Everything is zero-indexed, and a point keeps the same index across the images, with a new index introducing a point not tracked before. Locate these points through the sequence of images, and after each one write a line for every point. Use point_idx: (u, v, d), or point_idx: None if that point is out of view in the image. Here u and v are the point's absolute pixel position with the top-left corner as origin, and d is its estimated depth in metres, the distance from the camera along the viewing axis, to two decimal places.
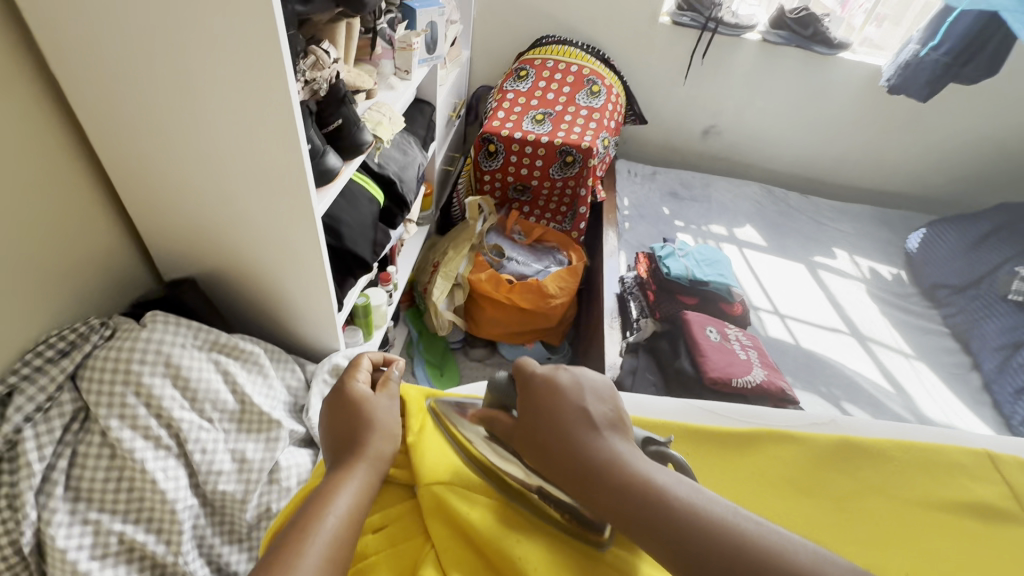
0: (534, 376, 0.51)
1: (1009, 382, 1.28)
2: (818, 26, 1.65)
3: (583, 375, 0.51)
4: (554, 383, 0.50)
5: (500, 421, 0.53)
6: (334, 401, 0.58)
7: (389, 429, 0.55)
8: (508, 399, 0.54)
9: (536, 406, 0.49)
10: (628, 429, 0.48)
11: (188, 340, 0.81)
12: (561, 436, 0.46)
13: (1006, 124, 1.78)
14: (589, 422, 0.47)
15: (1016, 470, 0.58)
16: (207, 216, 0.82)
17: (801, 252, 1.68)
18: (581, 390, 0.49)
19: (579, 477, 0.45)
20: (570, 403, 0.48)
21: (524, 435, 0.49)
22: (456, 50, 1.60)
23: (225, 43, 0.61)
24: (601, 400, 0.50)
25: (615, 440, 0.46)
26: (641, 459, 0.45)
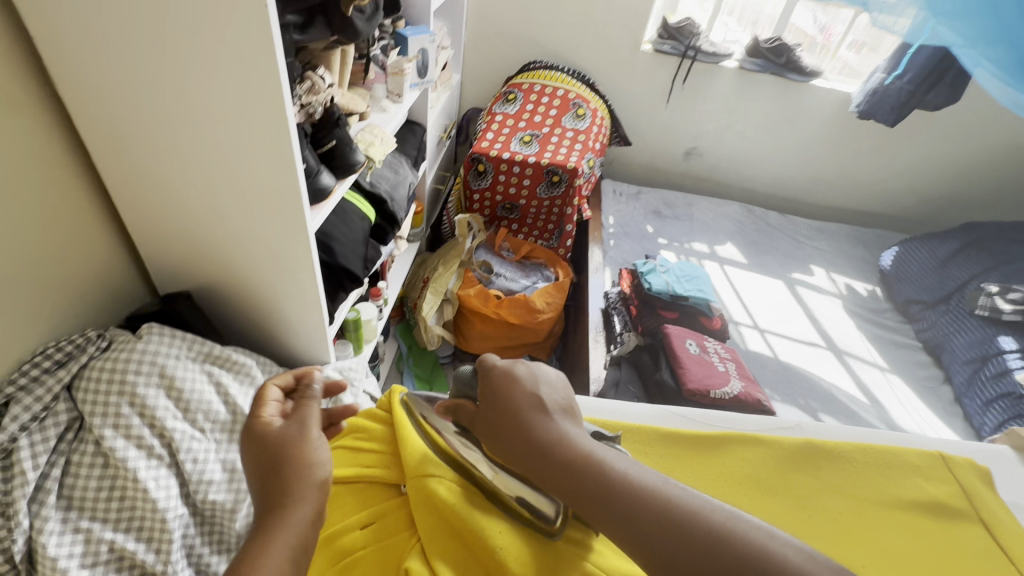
0: (494, 370, 0.57)
1: (979, 394, 1.33)
2: (790, 54, 1.73)
3: (540, 369, 0.56)
4: (510, 373, 0.55)
5: (462, 409, 0.58)
6: (254, 438, 0.58)
7: (313, 459, 0.55)
8: (470, 390, 0.60)
9: (495, 394, 0.54)
10: (579, 414, 0.52)
11: (181, 352, 0.83)
12: (514, 420, 0.51)
13: (971, 148, 1.87)
14: (541, 407, 0.52)
15: (964, 469, 0.62)
16: (204, 231, 0.85)
17: (780, 269, 1.74)
18: (536, 380, 0.54)
19: (529, 455, 0.49)
20: (523, 390, 0.53)
21: (483, 422, 0.54)
22: (446, 74, 1.66)
23: (228, 69, 0.66)
24: (553, 390, 0.54)
25: (564, 423, 0.51)
26: (588, 439, 0.49)
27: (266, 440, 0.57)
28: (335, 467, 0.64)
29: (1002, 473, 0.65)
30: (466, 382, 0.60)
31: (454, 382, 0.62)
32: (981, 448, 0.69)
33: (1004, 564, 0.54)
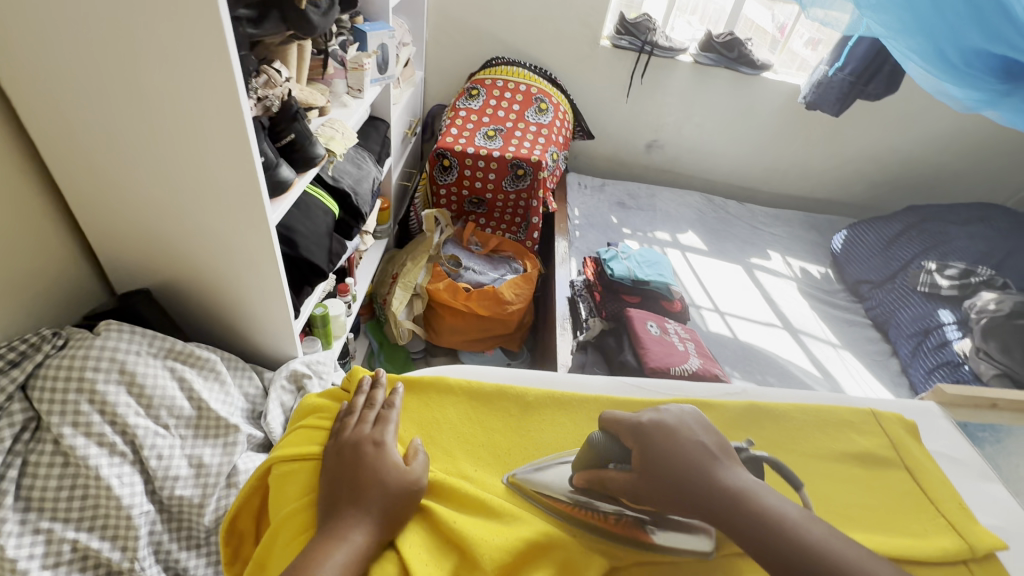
0: (643, 423, 0.55)
1: (922, 364, 1.43)
2: (741, 49, 1.80)
3: (681, 414, 0.56)
4: (665, 425, 0.54)
5: (612, 480, 0.54)
6: (347, 441, 0.54)
7: (396, 488, 0.51)
8: (609, 454, 0.56)
9: (656, 452, 0.53)
10: (737, 458, 0.53)
11: (143, 348, 0.82)
12: (700, 479, 0.50)
13: (910, 137, 1.99)
14: (711, 456, 0.52)
15: (893, 423, 0.67)
16: (161, 226, 0.84)
17: (740, 255, 1.81)
18: (688, 428, 0.54)
19: (715, 513, 0.48)
20: (687, 440, 0.53)
21: (656, 489, 0.51)
22: (409, 71, 1.69)
23: (181, 61, 0.66)
24: (704, 431, 0.55)
25: (734, 470, 0.51)
26: (767, 493, 0.49)
27: (356, 443, 0.54)
28: (289, 446, 0.57)
29: (928, 427, 0.71)
30: (600, 448, 0.56)
31: (588, 450, 0.57)
32: (910, 404, 0.74)
33: (925, 503, 0.60)
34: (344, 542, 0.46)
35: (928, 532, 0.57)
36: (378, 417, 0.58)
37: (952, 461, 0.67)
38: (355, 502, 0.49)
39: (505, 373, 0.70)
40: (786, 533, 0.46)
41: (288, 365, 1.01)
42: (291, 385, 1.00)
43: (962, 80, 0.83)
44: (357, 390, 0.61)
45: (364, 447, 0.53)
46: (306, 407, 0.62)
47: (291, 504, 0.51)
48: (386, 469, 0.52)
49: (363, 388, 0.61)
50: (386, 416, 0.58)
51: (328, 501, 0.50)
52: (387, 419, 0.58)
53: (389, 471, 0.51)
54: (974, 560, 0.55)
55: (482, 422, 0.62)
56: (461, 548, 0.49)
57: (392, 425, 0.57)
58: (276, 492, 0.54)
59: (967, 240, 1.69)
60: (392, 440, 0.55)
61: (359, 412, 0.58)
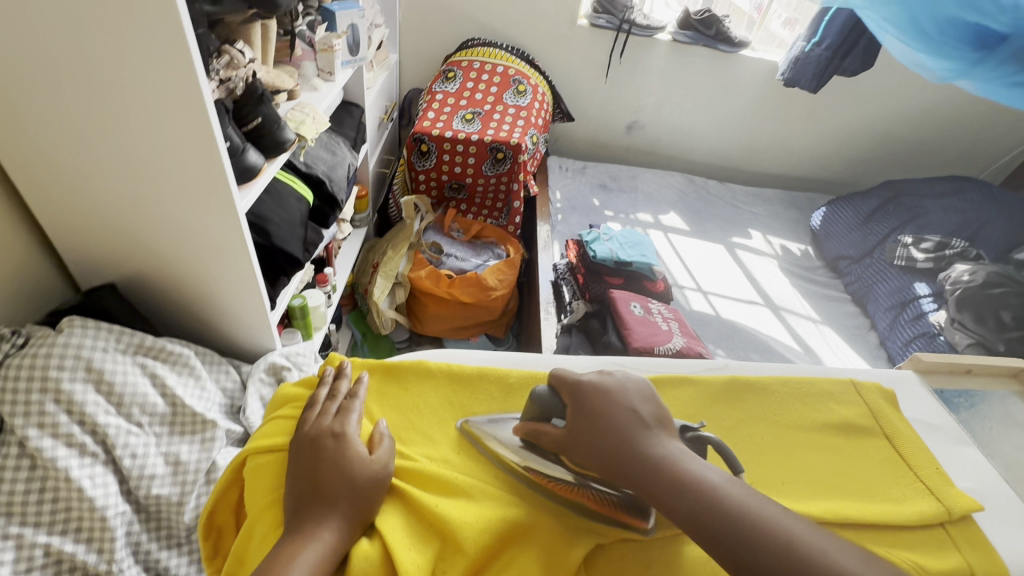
0: (583, 382, 0.54)
1: (900, 336, 1.46)
2: (720, 26, 1.78)
3: (626, 380, 0.55)
4: (602, 387, 0.54)
5: (545, 435, 0.54)
6: (305, 439, 0.51)
7: (365, 480, 0.49)
8: (548, 412, 0.55)
9: (590, 411, 0.52)
10: (673, 428, 0.52)
11: (110, 344, 0.79)
12: (625, 441, 0.49)
13: (886, 112, 2.00)
14: (641, 423, 0.51)
15: (872, 392, 0.68)
16: (123, 218, 0.81)
17: (721, 234, 1.82)
18: (625, 394, 0.53)
19: (640, 476, 0.47)
20: (621, 405, 0.52)
21: (579, 444, 0.51)
22: (383, 54, 1.64)
23: (130, 41, 0.62)
24: (645, 399, 0.53)
25: (665, 439, 0.50)
26: (689, 457, 0.48)
27: (316, 439, 0.51)
28: (258, 438, 0.55)
29: (906, 395, 0.72)
30: (541, 403, 0.55)
31: (534, 403, 0.56)
32: (888, 373, 0.75)
33: (905, 470, 0.61)
34: (315, 542, 0.44)
35: (907, 497, 0.58)
36: (341, 409, 0.55)
37: (929, 428, 0.68)
38: (319, 498, 0.47)
39: (485, 357, 0.68)
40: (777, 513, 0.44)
41: (266, 357, 0.99)
42: (270, 378, 0.98)
43: (939, 50, 0.78)
44: (321, 382, 0.59)
45: (322, 441, 0.51)
46: (278, 397, 0.60)
47: (266, 498, 0.50)
48: (348, 459, 0.50)
49: (326, 379, 0.59)
50: (348, 406, 0.56)
51: (289, 500, 0.48)
52: (349, 408, 0.55)
53: (351, 461, 0.49)
54: (950, 522, 0.56)
55: (463, 406, 0.60)
56: (443, 534, 0.48)
57: (354, 414, 0.55)
58: (248, 486, 0.52)
59: (942, 214, 1.72)
60: (354, 429, 0.53)
61: (322, 404, 0.56)
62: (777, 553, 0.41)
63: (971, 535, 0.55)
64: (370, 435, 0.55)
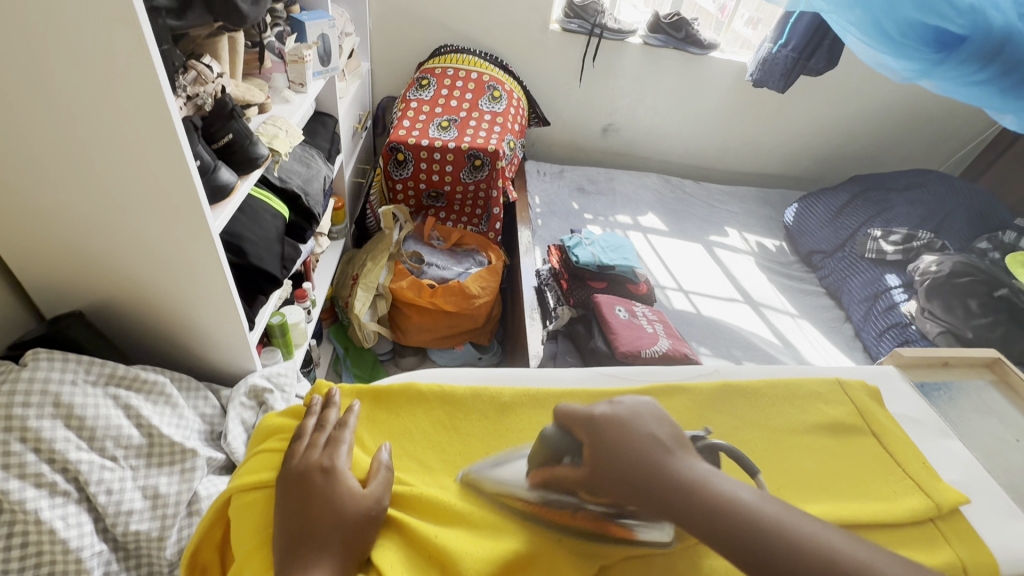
0: (596, 417, 0.52)
1: (874, 326, 1.51)
2: (688, 29, 1.81)
3: (637, 405, 0.52)
4: (617, 418, 0.51)
5: (563, 475, 0.52)
6: (293, 477, 0.50)
7: (359, 518, 0.47)
8: (560, 452, 0.53)
9: (607, 446, 0.49)
10: (692, 448, 0.50)
11: (79, 376, 0.75)
12: (650, 471, 0.46)
13: (850, 110, 2.07)
14: (660, 445, 0.48)
15: (857, 389, 0.69)
16: (88, 243, 0.77)
17: (699, 233, 1.84)
18: (641, 419, 0.50)
19: (683, 514, 0.44)
20: (637, 433, 0.49)
21: (606, 485, 0.48)
22: (354, 62, 1.62)
23: (91, 60, 0.59)
24: (659, 422, 0.51)
25: (689, 459, 0.47)
26: (717, 478, 0.45)
27: (304, 476, 0.49)
28: (246, 474, 0.53)
29: (888, 390, 0.74)
30: (553, 444, 0.54)
31: (540, 446, 0.55)
32: (869, 369, 0.77)
33: (891, 466, 0.62)
34: None
35: (898, 495, 0.59)
36: (331, 441, 0.53)
37: (912, 422, 0.70)
38: (308, 540, 0.45)
39: (477, 374, 0.67)
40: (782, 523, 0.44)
41: (246, 380, 0.96)
42: (251, 401, 0.95)
43: (898, 52, 0.73)
44: (309, 412, 0.57)
45: (312, 477, 0.49)
46: (263, 429, 0.58)
47: (257, 536, 0.48)
48: (339, 495, 0.48)
49: (314, 409, 0.57)
50: (338, 437, 0.54)
51: (277, 542, 0.46)
52: (339, 439, 0.54)
53: (343, 496, 0.48)
54: (940, 517, 0.57)
55: (457, 428, 0.59)
56: (444, 563, 0.47)
57: (345, 445, 0.53)
58: (236, 524, 0.50)
59: (907, 206, 1.78)
60: (344, 462, 0.51)
61: (310, 435, 0.54)
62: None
63: (959, 529, 0.57)
64: (363, 467, 0.53)
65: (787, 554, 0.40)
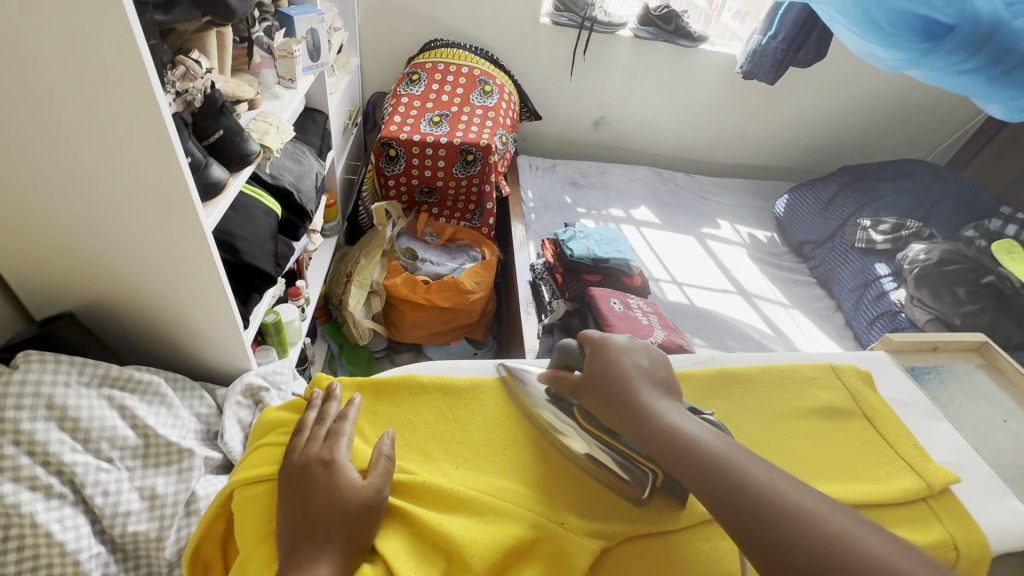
0: (606, 341, 0.59)
1: (865, 314, 1.53)
2: (679, 22, 1.81)
3: (647, 347, 0.60)
4: (620, 347, 0.58)
5: (565, 379, 0.60)
6: (294, 470, 0.50)
7: (361, 506, 0.47)
8: (573, 362, 0.61)
9: (602, 363, 0.57)
10: (677, 395, 0.56)
11: (72, 378, 0.74)
12: (625, 389, 0.54)
13: (838, 101, 2.09)
14: (647, 377, 0.56)
15: (850, 374, 0.70)
16: (78, 242, 0.76)
17: (691, 226, 1.85)
18: (640, 355, 0.58)
19: (637, 423, 0.51)
20: (631, 360, 0.57)
21: (588, 387, 0.57)
22: (344, 58, 1.60)
23: (77, 56, 0.58)
24: (657, 365, 0.58)
25: (664, 395, 0.54)
26: (681, 413, 0.51)
27: (304, 469, 0.49)
28: (248, 467, 0.53)
29: (882, 375, 0.75)
30: (569, 355, 0.62)
31: (558, 352, 0.62)
32: (862, 355, 0.78)
33: (885, 448, 0.63)
34: None
35: (891, 476, 0.60)
36: (331, 433, 0.53)
37: (905, 406, 0.71)
38: (310, 532, 0.45)
39: (475, 367, 0.68)
40: None
41: (241, 379, 0.95)
42: (247, 400, 0.94)
43: (885, 41, 0.74)
44: (309, 406, 0.57)
45: (312, 470, 0.49)
46: (263, 423, 0.58)
47: (260, 530, 0.48)
48: (340, 486, 0.48)
49: (314, 403, 0.57)
50: (338, 430, 0.54)
51: (280, 536, 0.46)
52: (339, 433, 0.54)
53: (344, 488, 0.48)
54: (932, 496, 0.58)
55: (458, 419, 0.59)
56: (449, 553, 0.47)
57: (345, 438, 0.53)
58: (239, 518, 0.50)
59: (895, 196, 1.80)
60: (345, 454, 0.51)
61: (311, 429, 0.54)
62: (753, 496, 0.43)
63: (951, 508, 0.58)
64: (364, 458, 0.53)
65: (718, 474, 0.45)
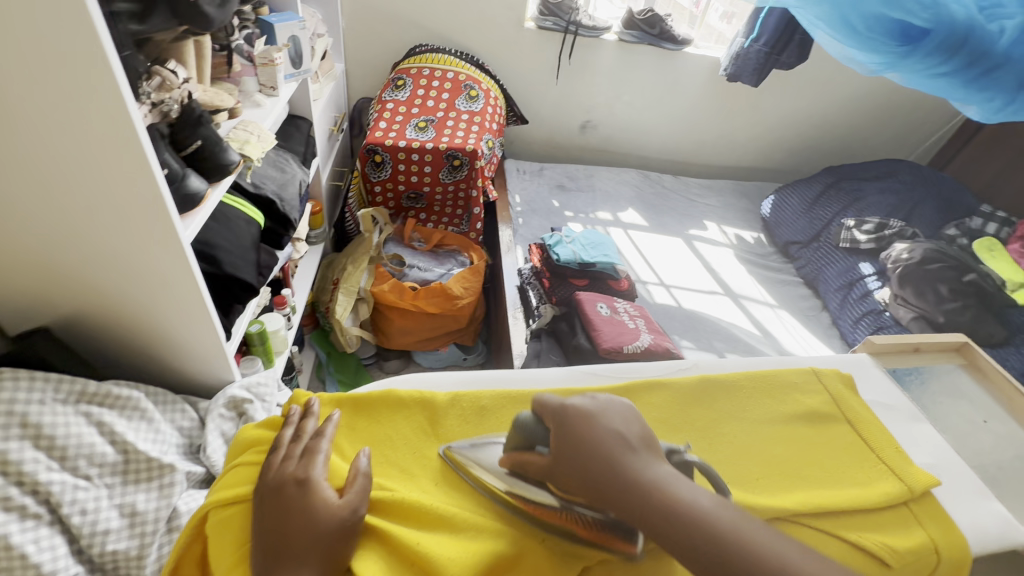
0: (569, 410, 0.51)
1: (850, 314, 1.54)
2: (663, 25, 1.82)
3: (610, 403, 0.52)
4: (589, 415, 0.50)
5: (531, 464, 0.51)
6: (267, 492, 0.49)
7: (336, 528, 0.47)
8: (532, 440, 0.52)
9: (579, 441, 0.48)
10: (660, 451, 0.49)
11: (48, 395, 0.73)
12: (619, 472, 0.46)
13: (822, 102, 2.11)
14: (629, 447, 0.48)
15: (832, 377, 0.71)
16: (52, 257, 0.75)
17: (679, 228, 1.86)
18: (611, 418, 0.50)
19: (658, 529, 0.43)
20: (609, 430, 0.49)
21: (572, 476, 0.47)
22: (328, 64, 1.59)
23: (46, 70, 0.57)
24: (629, 422, 0.50)
25: (655, 463, 0.47)
26: (677, 480, 0.46)
27: (278, 490, 0.48)
28: (224, 488, 0.52)
29: (864, 378, 0.76)
30: (526, 433, 0.52)
31: (517, 431, 0.53)
32: (844, 358, 0.78)
33: (867, 452, 0.63)
34: None
35: (872, 480, 0.60)
36: (306, 452, 0.52)
37: (886, 408, 0.71)
38: (283, 555, 0.44)
39: (456, 378, 0.68)
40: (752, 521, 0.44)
41: (225, 391, 0.93)
42: (231, 412, 0.93)
43: (867, 45, 0.72)
44: (287, 423, 0.56)
45: (287, 489, 0.48)
46: (241, 444, 0.57)
47: (235, 551, 0.47)
48: (315, 507, 0.47)
49: (292, 420, 0.56)
50: (314, 448, 0.53)
51: (255, 559, 0.45)
52: (315, 450, 0.53)
53: (319, 509, 0.47)
54: (913, 499, 0.59)
55: (438, 433, 0.59)
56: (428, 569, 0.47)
57: (321, 456, 0.52)
58: (215, 539, 0.49)
59: (879, 195, 1.82)
60: (320, 472, 0.51)
61: (287, 447, 0.53)
62: None
63: (932, 510, 0.58)
64: (342, 475, 0.52)
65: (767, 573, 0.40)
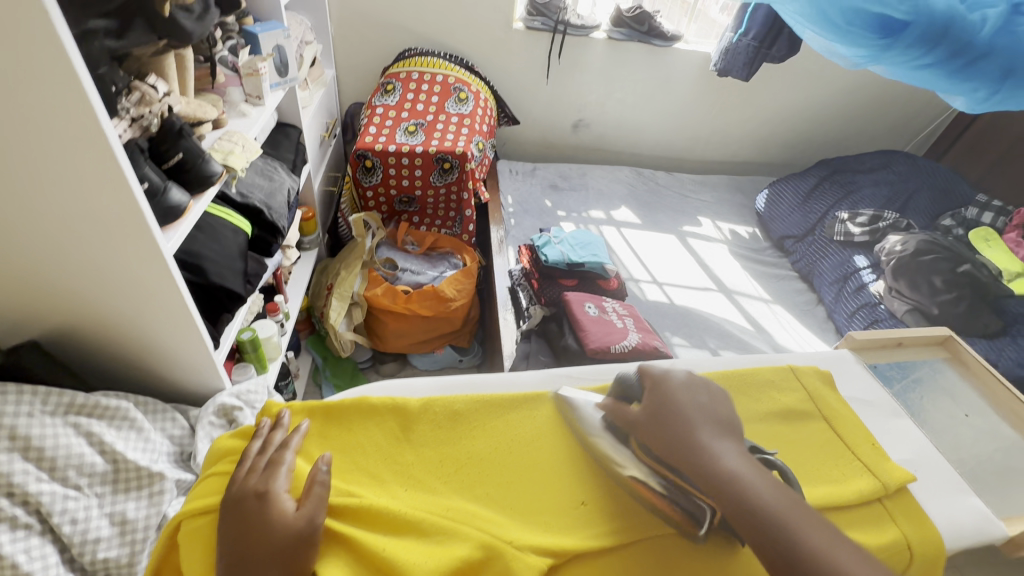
0: (668, 379, 0.59)
1: (845, 307, 1.53)
2: (651, 22, 1.81)
3: (701, 382, 0.60)
4: (683, 386, 0.58)
5: (624, 413, 0.58)
6: (230, 507, 0.49)
7: (294, 536, 0.47)
8: (631, 397, 0.60)
9: (665, 402, 0.56)
10: (734, 431, 0.56)
11: (35, 408, 0.74)
12: (692, 429, 0.54)
13: (815, 95, 2.09)
14: (710, 421, 0.55)
15: (808, 373, 0.71)
16: (37, 272, 0.76)
17: (672, 224, 1.86)
18: (700, 393, 0.58)
19: (711, 482, 0.50)
20: (691, 402, 0.57)
21: (655, 427, 0.55)
22: (317, 70, 1.61)
23: (17, 89, 0.58)
24: (714, 401, 0.58)
25: (726, 441, 0.54)
26: (739, 458, 0.51)
27: (239, 503, 0.49)
28: (195, 500, 0.53)
29: (843, 374, 0.75)
30: (627, 391, 0.61)
31: (619, 388, 0.62)
32: (825, 355, 0.78)
33: (843, 450, 0.63)
34: None
35: (848, 477, 0.60)
36: (270, 465, 0.53)
37: (866, 404, 0.71)
38: (242, 568, 0.45)
39: (433, 383, 0.69)
40: (754, 501, 0.47)
41: (214, 399, 0.94)
42: (221, 420, 0.94)
43: (847, 39, 0.71)
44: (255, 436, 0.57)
45: (247, 502, 0.49)
46: (213, 457, 0.58)
47: (202, 561, 0.48)
48: (272, 518, 0.48)
49: (261, 432, 0.57)
50: (278, 461, 0.54)
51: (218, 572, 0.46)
52: (279, 463, 0.54)
53: (276, 519, 0.48)
54: (887, 496, 0.59)
55: (409, 438, 0.60)
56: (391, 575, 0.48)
57: (283, 468, 0.53)
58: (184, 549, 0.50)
59: (873, 187, 1.81)
60: (281, 484, 0.51)
61: (253, 460, 0.54)
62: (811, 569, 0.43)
63: (906, 507, 0.58)
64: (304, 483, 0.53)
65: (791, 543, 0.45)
